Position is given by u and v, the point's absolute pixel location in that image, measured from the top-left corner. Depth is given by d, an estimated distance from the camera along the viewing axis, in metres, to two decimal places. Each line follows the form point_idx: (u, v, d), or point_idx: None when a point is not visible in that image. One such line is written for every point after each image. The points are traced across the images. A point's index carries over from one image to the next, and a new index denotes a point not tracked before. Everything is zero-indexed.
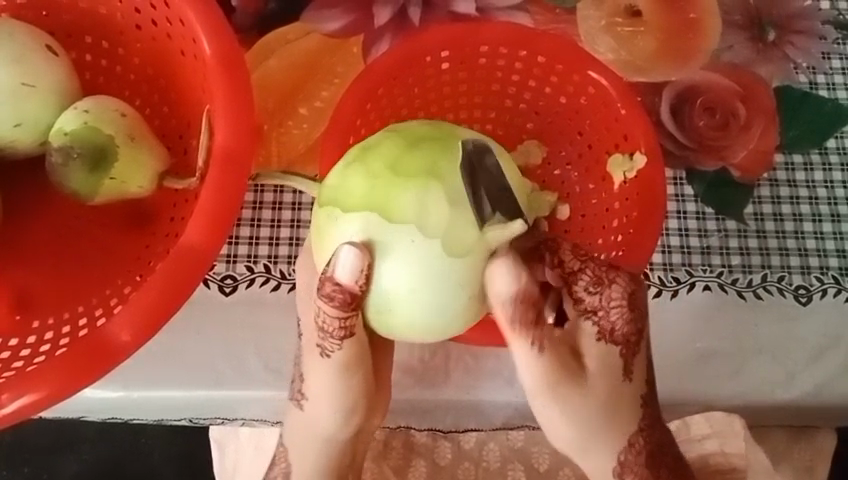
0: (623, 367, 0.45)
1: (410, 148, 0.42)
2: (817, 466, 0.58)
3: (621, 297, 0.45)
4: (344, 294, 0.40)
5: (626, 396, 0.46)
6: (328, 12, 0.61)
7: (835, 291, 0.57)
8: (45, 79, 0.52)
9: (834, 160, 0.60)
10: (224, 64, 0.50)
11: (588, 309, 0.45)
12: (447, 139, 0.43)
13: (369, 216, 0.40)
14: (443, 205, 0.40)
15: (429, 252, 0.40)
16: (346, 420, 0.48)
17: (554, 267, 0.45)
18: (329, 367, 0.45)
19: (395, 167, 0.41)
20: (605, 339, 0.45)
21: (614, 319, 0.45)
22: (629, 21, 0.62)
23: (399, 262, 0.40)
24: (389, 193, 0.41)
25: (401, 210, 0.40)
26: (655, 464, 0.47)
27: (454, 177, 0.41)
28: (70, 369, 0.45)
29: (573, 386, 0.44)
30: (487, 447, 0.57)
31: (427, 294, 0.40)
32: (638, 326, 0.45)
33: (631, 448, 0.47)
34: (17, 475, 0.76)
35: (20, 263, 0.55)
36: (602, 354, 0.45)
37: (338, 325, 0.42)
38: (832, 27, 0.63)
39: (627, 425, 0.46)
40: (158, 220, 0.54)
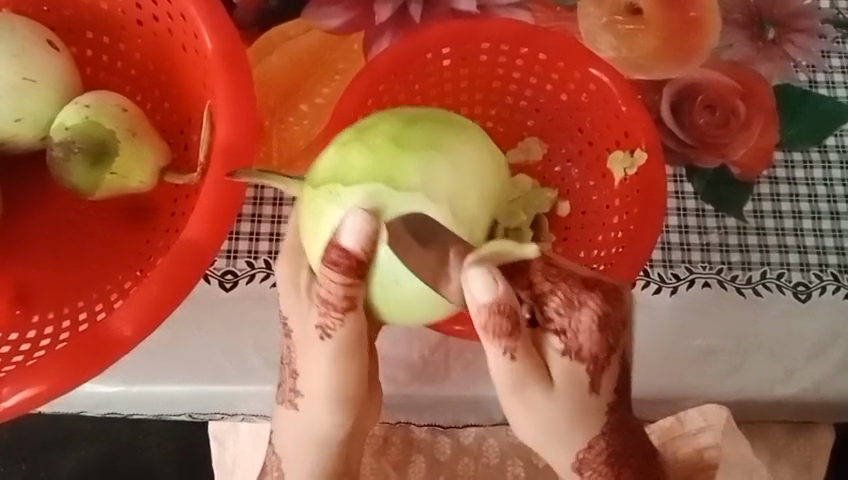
0: (589, 382, 0.41)
1: (407, 128, 0.43)
2: (815, 463, 0.59)
3: (588, 325, 0.40)
4: (348, 260, 0.39)
5: (592, 407, 0.42)
6: (330, 9, 0.61)
7: (835, 287, 0.57)
8: (46, 73, 0.52)
9: (833, 158, 0.60)
10: (225, 60, 0.50)
11: (556, 329, 0.40)
12: (439, 122, 0.45)
13: (377, 186, 0.41)
14: (447, 176, 0.42)
15: (438, 220, 0.42)
16: (340, 413, 0.45)
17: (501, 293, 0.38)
18: (325, 352, 0.43)
19: (398, 143, 0.42)
20: (570, 357, 0.40)
21: (581, 339, 0.40)
22: (629, 19, 0.62)
23: (411, 232, 0.41)
24: (397, 166, 0.42)
25: (408, 181, 0.41)
26: (617, 464, 0.44)
27: (454, 150, 0.43)
28: (71, 364, 0.45)
29: (536, 391, 0.40)
30: (487, 443, 0.58)
31: (433, 264, 0.41)
32: (610, 342, 0.41)
33: (591, 449, 0.43)
34: (14, 471, 0.76)
35: (20, 258, 0.55)
36: (568, 370, 0.41)
37: (342, 295, 0.40)
38: (831, 26, 0.63)
39: (590, 428, 0.43)
40: (159, 215, 0.54)
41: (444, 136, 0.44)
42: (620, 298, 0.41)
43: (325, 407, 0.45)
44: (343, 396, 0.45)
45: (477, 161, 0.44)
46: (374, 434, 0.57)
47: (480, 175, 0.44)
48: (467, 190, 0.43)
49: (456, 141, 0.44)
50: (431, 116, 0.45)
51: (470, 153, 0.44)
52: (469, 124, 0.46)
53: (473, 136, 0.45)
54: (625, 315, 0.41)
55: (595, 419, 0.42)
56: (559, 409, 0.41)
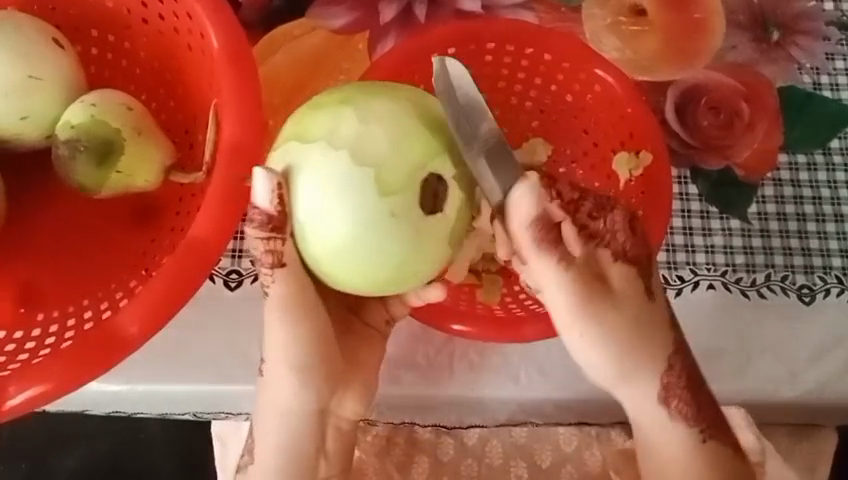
0: (645, 287, 0.44)
1: (334, 90, 0.43)
2: (819, 467, 0.59)
3: (623, 220, 0.43)
4: (263, 215, 0.41)
5: (653, 314, 0.44)
6: (335, 8, 0.61)
7: (839, 290, 0.57)
8: (52, 72, 0.52)
9: (837, 161, 0.60)
10: (232, 59, 0.50)
11: (595, 236, 0.42)
12: (372, 84, 0.44)
13: (289, 145, 0.42)
14: (352, 122, 0.41)
15: (339, 164, 0.40)
16: (298, 378, 0.45)
17: (555, 200, 0.41)
18: (273, 311, 0.44)
19: (317, 104, 0.42)
20: (622, 260, 0.43)
21: (622, 240, 0.43)
22: (634, 20, 0.62)
23: (313, 177, 0.40)
24: (308, 123, 0.41)
25: (314, 131, 0.41)
26: (696, 389, 0.45)
27: (366, 102, 0.42)
28: (78, 362, 0.45)
29: (600, 304, 0.43)
30: (490, 444, 0.57)
31: (341, 209, 0.40)
32: (645, 245, 0.44)
33: (672, 370, 0.45)
34: (15, 470, 0.76)
35: (25, 256, 0.55)
36: (627, 274, 0.43)
37: (264, 250, 0.42)
38: (835, 28, 0.63)
39: (663, 347, 0.45)
40: (164, 213, 0.54)
41: (363, 93, 0.42)
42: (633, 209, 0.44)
43: (285, 373, 0.45)
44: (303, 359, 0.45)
45: (403, 115, 0.42)
46: (377, 434, 0.57)
47: (406, 127, 0.41)
48: (378, 136, 0.40)
49: (375, 96, 0.42)
50: (381, 83, 0.44)
51: (391, 108, 0.42)
52: (413, 89, 0.44)
53: (411, 98, 0.43)
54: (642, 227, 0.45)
55: (664, 348, 0.45)
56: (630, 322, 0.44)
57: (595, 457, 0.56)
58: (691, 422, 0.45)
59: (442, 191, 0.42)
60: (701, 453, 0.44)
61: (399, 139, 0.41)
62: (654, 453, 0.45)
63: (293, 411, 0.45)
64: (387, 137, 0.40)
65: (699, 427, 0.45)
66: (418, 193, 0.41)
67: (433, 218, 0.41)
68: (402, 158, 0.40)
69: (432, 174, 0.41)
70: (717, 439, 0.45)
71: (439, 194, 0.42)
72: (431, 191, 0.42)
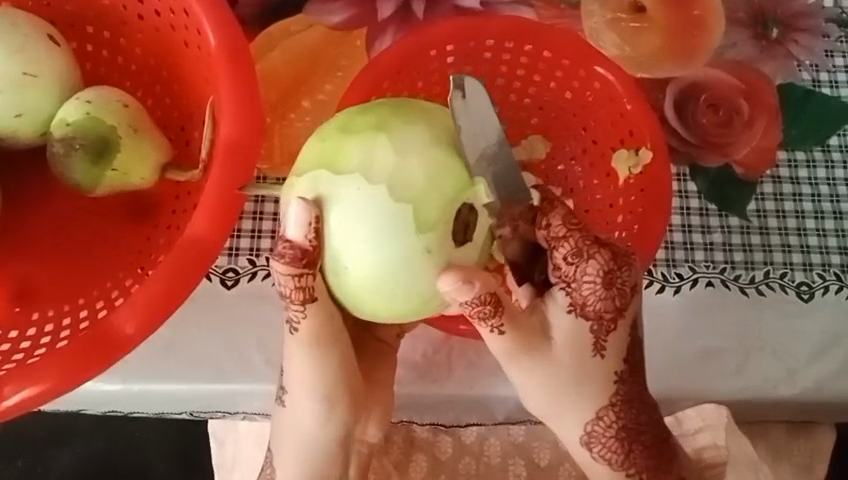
0: (592, 344, 0.44)
1: (362, 111, 0.43)
2: (817, 462, 0.59)
3: (596, 273, 0.43)
4: (296, 249, 0.41)
5: (594, 370, 0.44)
6: (332, 5, 0.60)
7: (838, 287, 0.57)
8: (48, 69, 0.52)
9: (836, 158, 0.60)
10: (228, 56, 0.50)
11: (563, 279, 0.43)
12: (397, 104, 0.44)
13: (319, 173, 0.41)
14: (388, 155, 0.41)
15: (376, 199, 0.40)
16: (326, 411, 0.46)
17: (542, 229, 0.44)
18: (300, 344, 0.44)
19: (345, 128, 0.42)
20: (576, 312, 0.43)
21: (586, 293, 0.43)
22: (633, 17, 0.61)
23: (348, 211, 0.40)
24: (338, 150, 0.41)
25: (345, 161, 0.41)
26: (627, 439, 0.45)
27: (401, 132, 0.42)
28: (74, 363, 0.45)
29: (534, 356, 0.43)
30: (488, 442, 0.58)
31: (378, 247, 0.40)
32: (617, 303, 0.43)
33: (600, 420, 0.45)
34: (11, 468, 0.75)
35: (20, 255, 0.54)
36: (572, 328, 0.44)
37: (294, 286, 0.42)
38: (835, 25, 0.63)
39: (597, 399, 0.45)
40: (160, 211, 0.54)
41: (393, 115, 0.43)
42: (628, 262, 0.44)
43: (312, 406, 0.45)
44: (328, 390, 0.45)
45: (435, 144, 0.42)
46: None
47: (439, 158, 0.42)
48: (414, 168, 0.41)
49: (406, 121, 0.42)
50: (407, 103, 0.44)
51: (423, 136, 0.42)
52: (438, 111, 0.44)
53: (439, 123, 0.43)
54: (633, 281, 0.44)
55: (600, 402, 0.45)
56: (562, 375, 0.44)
57: None
58: (620, 459, 0.45)
59: (474, 221, 0.43)
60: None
61: (434, 172, 0.41)
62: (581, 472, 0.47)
63: (320, 443, 0.46)
64: (423, 171, 0.41)
65: (627, 470, 0.46)
66: (451, 224, 0.41)
67: (465, 249, 0.42)
68: (438, 192, 0.41)
69: (464, 206, 0.42)
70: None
71: (472, 224, 0.42)
72: (464, 221, 0.42)
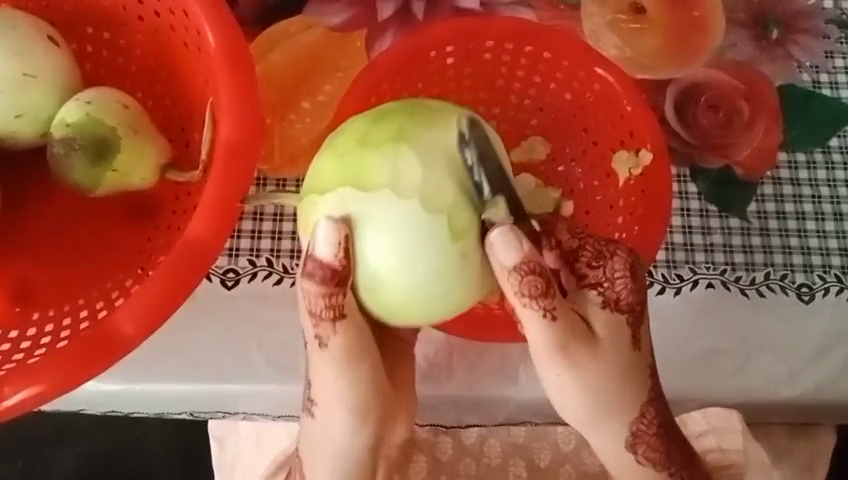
0: (631, 335, 0.44)
1: (375, 122, 0.43)
2: (817, 464, 0.59)
3: (623, 267, 0.44)
4: (325, 268, 0.41)
5: (636, 366, 0.45)
6: (332, 6, 0.60)
7: (838, 289, 0.57)
8: (47, 69, 0.52)
9: (837, 159, 0.60)
10: (228, 57, 0.49)
11: (592, 282, 0.44)
12: (408, 109, 0.44)
13: (346, 190, 0.41)
14: (415, 167, 0.41)
15: (410, 213, 0.41)
16: (359, 423, 0.46)
17: (554, 247, 0.45)
18: (328, 364, 0.44)
19: (364, 140, 0.42)
20: (610, 308, 0.44)
21: (618, 288, 0.44)
22: (634, 18, 0.61)
23: (386, 229, 0.41)
24: (363, 165, 0.42)
25: (373, 177, 0.41)
26: (666, 437, 0.46)
27: (424, 140, 0.42)
28: (73, 364, 0.45)
29: (583, 350, 0.43)
30: (488, 443, 0.58)
31: (416, 260, 0.41)
32: (646, 294, 0.44)
33: (642, 418, 0.46)
34: (11, 468, 0.75)
35: (20, 255, 0.54)
36: (610, 323, 0.44)
37: (323, 304, 0.42)
38: (834, 26, 0.63)
39: (638, 397, 0.45)
40: (160, 212, 0.54)
41: (414, 123, 0.43)
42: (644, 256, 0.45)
43: (344, 419, 0.46)
44: (359, 409, 0.46)
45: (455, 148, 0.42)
46: None
47: (466, 167, 0.42)
48: (444, 180, 0.42)
49: (427, 130, 0.43)
50: (417, 103, 0.44)
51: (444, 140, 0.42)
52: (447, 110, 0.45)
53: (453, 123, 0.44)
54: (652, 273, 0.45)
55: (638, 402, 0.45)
56: (604, 374, 0.44)
57: (594, 457, 0.57)
58: (664, 457, 0.46)
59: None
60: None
61: (464, 182, 0.42)
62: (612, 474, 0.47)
63: (355, 455, 0.47)
64: (449, 178, 0.42)
65: (670, 469, 0.46)
66: (480, 231, 0.42)
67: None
68: (468, 202, 0.42)
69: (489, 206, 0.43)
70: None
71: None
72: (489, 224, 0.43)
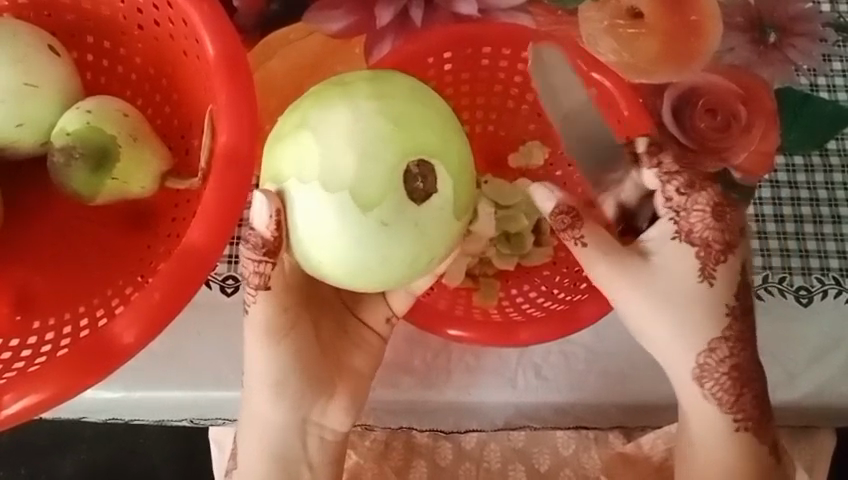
0: (699, 268, 0.47)
1: (290, 111, 0.42)
2: (818, 465, 0.57)
3: (707, 204, 0.48)
4: (257, 236, 0.42)
5: (703, 298, 0.47)
6: (331, 12, 0.61)
7: (836, 292, 0.57)
8: (48, 79, 0.52)
9: (835, 162, 0.60)
10: (227, 64, 0.50)
11: (674, 209, 0.48)
12: (323, 88, 0.42)
13: (271, 183, 0.42)
14: (312, 148, 0.40)
15: (313, 197, 0.39)
16: (282, 401, 0.48)
17: (653, 167, 0.49)
18: (251, 334, 0.46)
19: (279, 134, 0.42)
20: (682, 238, 0.48)
21: (693, 221, 0.48)
22: (631, 22, 0.62)
23: (298, 217, 0.40)
24: (276, 160, 0.41)
25: (280, 170, 0.41)
26: (739, 380, 0.47)
27: (321, 119, 0.40)
28: (71, 373, 0.45)
29: (638, 273, 0.48)
30: (488, 447, 0.57)
31: (330, 239, 0.40)
32: (723, 235, 0.48)
33: (712, 353, 0.47)
34: (15, 475, 0.73)
35: (20, 263, 0.55)
36: (677, 250, 0.48)
37: (254, 272, 0.44)
38: (832, 29, 0.63)
39: (709, 331, 0.47)
40: (160, 220, 0.54)
41: (314, 104, 0.41)
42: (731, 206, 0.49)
43: (262, 392, 0.47)
44: (280, 385, 0.47)
45: (362, 118, 0.40)
46: (374, 439, 0.57)
47: (366, 136, 0.39)
48: (342, 154, 0.39)
49: (324, 106, 0.40)
50: (344, 76, 0.43)
51: (344, 113, 0.40)
52: (369, 75, 0.42)
53: (366, 87, 0.41)
54: (737, 222, 0.49)
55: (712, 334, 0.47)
56: (666, 294, 0.47)
57: (593, 461, 0.56)
58: (731, 399, 0.47)
59: (428, 173, 0.40)
60: (732, 440, 0.47)
61: (362, 150, 0.39)
62: (695, 459, 0.48)
63: (278, 434, 0.48)
64: (350, 151, 0.39)
65: (735, 415, 0.47)
66: (402, 189, 0.40)
67: (428, 203, 0.40)
68: (374, 169, 0.39)
69: (412, 163, 0.40)
70: (755, 433, 0.47)
71: (427, 176, 0.40)
72: (417, 182, 0.40)
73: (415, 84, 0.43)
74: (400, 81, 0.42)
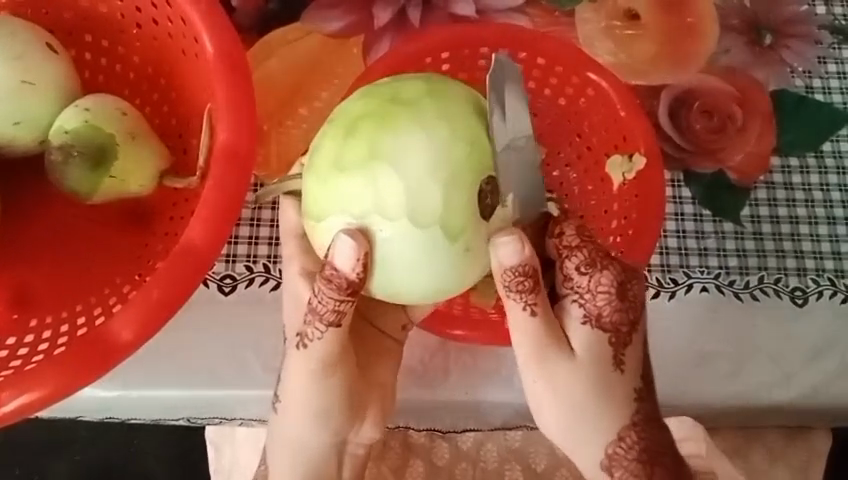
0: (612, 358, 0.45)
1: (346, 137, 0.41)
2: (813, 466, 0.59)
3: (610, 285, 0.45)
4: (341, 278, 0.41)
5: (614, 384, 0.45)
6: (329, 13, 0.61)
7: (831, 292, 0.57)
8: (46, 77, 0.52)
9: (829, 164, 0.60)
10: (225, 62, 0.50)
11: (577, 288, 0.45)
12: (381, 113, 0.41)
13: (338, 218, 0.41)
14: (394, 183, 0.40)
15: (399, 230, 0.40)
16: (323, 425, 0.48)
17: (554, 237, 0.46)
18: (305, 365, 0.45)
19: (340, 163, 0.41)
20: (591, 323, 0.45)
21: (601, 304, 0.45)
22: (627, 24, 0.62)
23: (381, 251, 0.41)
24: (341, 191, 0.41)
25: (352, 204, 0.40)
26: (649, 462, 0.45)
27: (395, 149, 0.40)
28: (70, 370, 0.45)
29: (558, 355, 0.44)
30: (485, 447, 0.58)
31: (415, 268, 0.41)
32: (630, 316, 0.45)
33: (621, 442, 0.45)
34: (9, 475, 0.75)
35: (17, 261, 0.54)
36: (589, 338, 0.44)
37: (332, 308, 0.43)
38: (827, 31, 0.64)
39: (617, 419, 0.45)
40: (157, 218, 0.54)
41: (380, 131, 0.40)
42: (634, 278, 0.46)
43: (304, 419, 0.47)
44: (322, 412, 0.47)
45: (439, 145, 0.40)
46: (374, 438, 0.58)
47: (446, 168, 0.40)
48: (428, 188, 0.40)
49: (395, 135, 0.40)
50: (397, 94, 0.42)
51: (420, 141, 0.40)
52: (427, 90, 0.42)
53: (431, 109, 0.41)
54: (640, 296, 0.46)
55: (616, 426, 0.45)
56: (579, 384, 0.44)
57: None
58: None
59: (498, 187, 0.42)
60: None
61: (446, 182, 0.40)
62: None
63: (314, 453, 0.48)
64: (435, 183, 0.40)
65: None
66: (479, 210, 0.41)
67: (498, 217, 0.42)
68: (458, 199, 0.40)
69: (486, 181, 0.41)
70: None
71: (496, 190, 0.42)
72: (487, 198, 0.42)
73: (469, 94, 0.43)
74: (456, 92, 0.42)
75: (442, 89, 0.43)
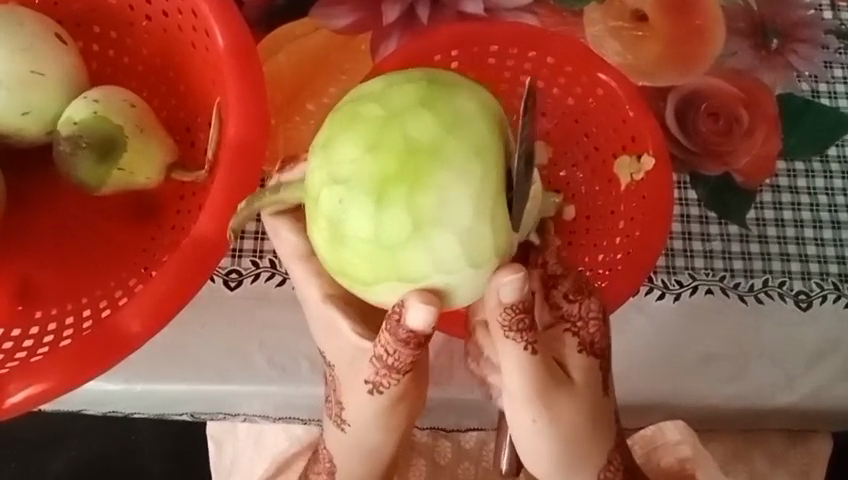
0: (603, 382, 0.43)
1: (378, 207, 0.35)
2: (814, 469, 0.59)
3: (598, 311, 0.43)
4: (415, 337, 0.37)
5: (606, 409, 0.44)
6: (337, 9, 0.61)
7: (835, 296, 0.57)
8: (54, 68, 0.52)
9: (835, 168, 0.60)
10: (236, 55, 0.50)
11: (566, 318, 0.43)
12: (408, 173, 0.35)
13: (393, 282, 0.37)
14: (451, 242, 0.35)
15: (462, 275, 0.37)
16: (392, 429, 0.45)
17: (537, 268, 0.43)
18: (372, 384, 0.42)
19: (384, 240, 0.36)
20: (586, 351, 0.43)
21: (593, 331, 0.43)
22: (635, 25, 0.62)
23: (444, 296, 0.37)
24: (397, 261, 0.36)
25: (412, 269, 0.36)
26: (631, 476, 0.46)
27: (442, 210, 0.35)
28: (77, 362, 0.45)
29: (557, 390, 0.42)
30: (487, 446, 0.58)
31: (474, 293, 0.38)
32: None
33: (611, 464, 0.45)
34: (5, 469, 0.75)
35: (22, 253, 0.54)
36: (586, 367, 0.43)
37: (408, 360, 0.40)
38: (833, 36, 0.64)
39: (606, 444, 0.44)
40: (164, 212, 0.54)
41: (420, 193, 0.35)
42: None
43: (373, 432, 0.45)
44: (390, 423, 0.44)
45: (483, 190, 0.35)
46: None
47: (494, 207, 0.36)
48: (484, 233, 0.36)
49: (439, 194, 0.35)
50: (411, 141, 0.35)
51: (464, 193, 0.35)
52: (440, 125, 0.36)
53: (458, 148, 0.35)
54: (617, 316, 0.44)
55: (604, 452, 0.44)
56: (577, 418, 0.43)
57: None
58: None
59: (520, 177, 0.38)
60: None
61: (496, 218, 0.36)
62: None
63: (378, 451, 0.46)
64: (486, 225, 0.36)
65: None
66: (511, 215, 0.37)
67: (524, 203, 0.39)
68: (506, 227, 0.37)
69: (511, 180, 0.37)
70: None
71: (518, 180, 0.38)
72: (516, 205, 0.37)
73: (469, 100, 0.37)
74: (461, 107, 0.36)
75: (445, 108, 0.36)
